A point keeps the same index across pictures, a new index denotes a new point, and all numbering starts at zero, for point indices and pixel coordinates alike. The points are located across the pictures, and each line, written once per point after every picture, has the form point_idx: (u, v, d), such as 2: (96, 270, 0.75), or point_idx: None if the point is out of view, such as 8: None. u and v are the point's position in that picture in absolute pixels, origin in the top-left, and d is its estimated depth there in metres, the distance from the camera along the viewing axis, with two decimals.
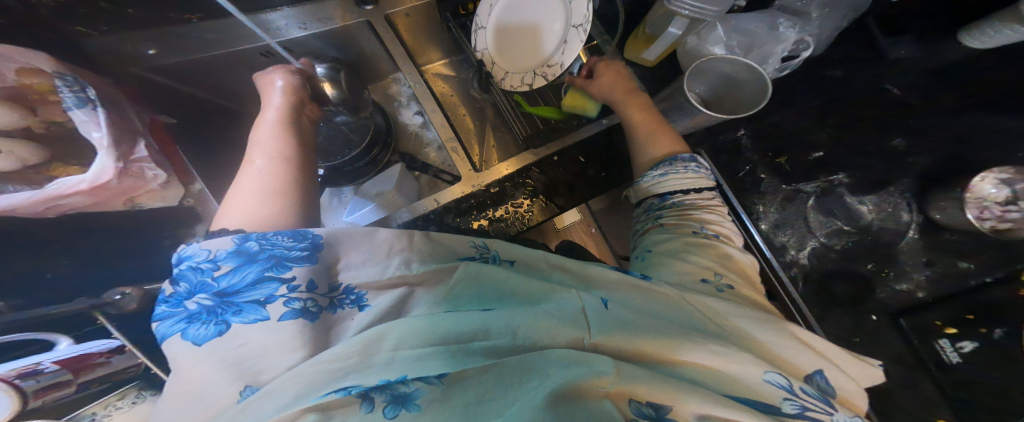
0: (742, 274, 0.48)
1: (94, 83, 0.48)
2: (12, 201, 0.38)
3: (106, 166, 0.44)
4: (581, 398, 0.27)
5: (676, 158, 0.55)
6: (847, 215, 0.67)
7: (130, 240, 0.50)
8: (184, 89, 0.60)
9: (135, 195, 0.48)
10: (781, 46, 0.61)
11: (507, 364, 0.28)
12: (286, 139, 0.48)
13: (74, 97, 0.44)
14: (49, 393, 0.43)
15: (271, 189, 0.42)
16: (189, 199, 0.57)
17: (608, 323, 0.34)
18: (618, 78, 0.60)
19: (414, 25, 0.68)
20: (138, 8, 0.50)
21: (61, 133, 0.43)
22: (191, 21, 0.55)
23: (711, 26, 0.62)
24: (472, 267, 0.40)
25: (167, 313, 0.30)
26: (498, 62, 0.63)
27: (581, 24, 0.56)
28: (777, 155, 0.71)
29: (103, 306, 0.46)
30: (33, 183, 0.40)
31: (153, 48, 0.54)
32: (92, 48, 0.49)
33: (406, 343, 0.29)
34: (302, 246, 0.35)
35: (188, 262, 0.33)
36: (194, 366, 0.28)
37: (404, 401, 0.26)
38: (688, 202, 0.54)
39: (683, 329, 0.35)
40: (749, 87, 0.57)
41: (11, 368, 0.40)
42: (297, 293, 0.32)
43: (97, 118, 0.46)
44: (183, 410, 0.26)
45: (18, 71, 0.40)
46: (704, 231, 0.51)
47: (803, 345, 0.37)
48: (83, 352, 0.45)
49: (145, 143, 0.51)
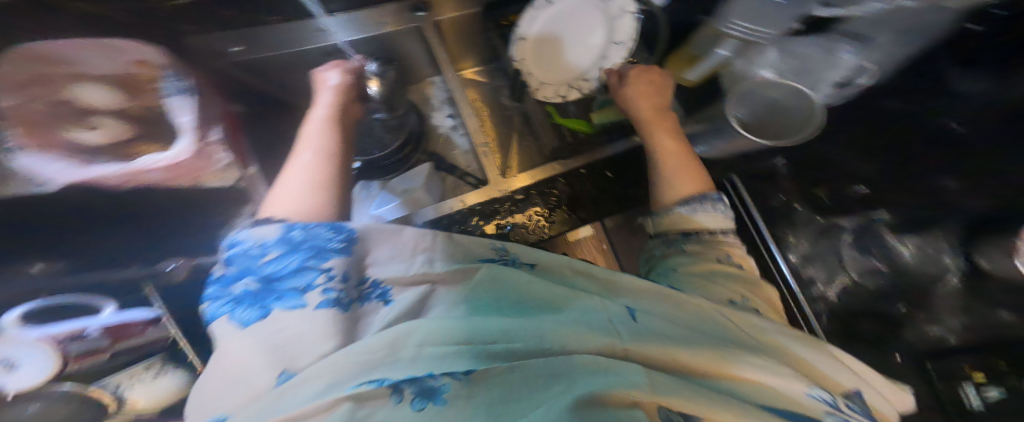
0: (769, 300, 0.46)
1: (187, 75, 0.56)
2: (102, 171, 0.44)
3: (185, 148, 0.51)
4: (614, 402, 0.27)
5: (708, 196, 0.53)
6: (884, 254, 0.62)
7: (187, 217, 0.55)
8: (252, 82, 0.65)
9: (201, 175, 0.54)
10: (834, 72, 0.59)
11: (529, 369, 0.28)
12: (330, 137, 0.50)
13: (177, 85, 0.54)
14: (85, 358, 0.46)
15: (310, 184, 0.44)
16: (243, 182, 0.60)
17: (639, 331, 0.34)
18: (647, 89, 0.59)
19: (459, 30, 0.70)
20: (232, 9, 0.58)
21: (153, 115, 0.52)
22: (273, 23, 0.62)
23: (761, 49, 0.64)
24: (492, 270, 0.39)
25: (218, 295, 0.34)
26: (533, 71, 0.65)
27: (623, 41, 0.62)
28: (815, 186, 0.68)
29: (157, 275, 0.51)
30: (119, 155, 0.47)
31: (238, 45, 0.61)
32: (190, 44, 0.57)
33: (431, 340, 0.29)
34: (339, 239, 0.37)
35: (240, 249, 0.37)
36: (235, 345, 0.30)
37: (431, 394, 0.25)
38: (711, 231, 0.52)
39: (718, 342, 0.35)
40: (797, 111, 0.60)
41: (63, 329, 0.44)
42: (333, 283, 0.33)
43: (189, 105, 0.55)
44: (223, 388, 0.28)
45: (137, 63, 0.52)
46: (727, 259, 0.49)
47: (842, 363, 0.37)
48: (123, 320, 0.48)
49: (219, 129, 0.57)
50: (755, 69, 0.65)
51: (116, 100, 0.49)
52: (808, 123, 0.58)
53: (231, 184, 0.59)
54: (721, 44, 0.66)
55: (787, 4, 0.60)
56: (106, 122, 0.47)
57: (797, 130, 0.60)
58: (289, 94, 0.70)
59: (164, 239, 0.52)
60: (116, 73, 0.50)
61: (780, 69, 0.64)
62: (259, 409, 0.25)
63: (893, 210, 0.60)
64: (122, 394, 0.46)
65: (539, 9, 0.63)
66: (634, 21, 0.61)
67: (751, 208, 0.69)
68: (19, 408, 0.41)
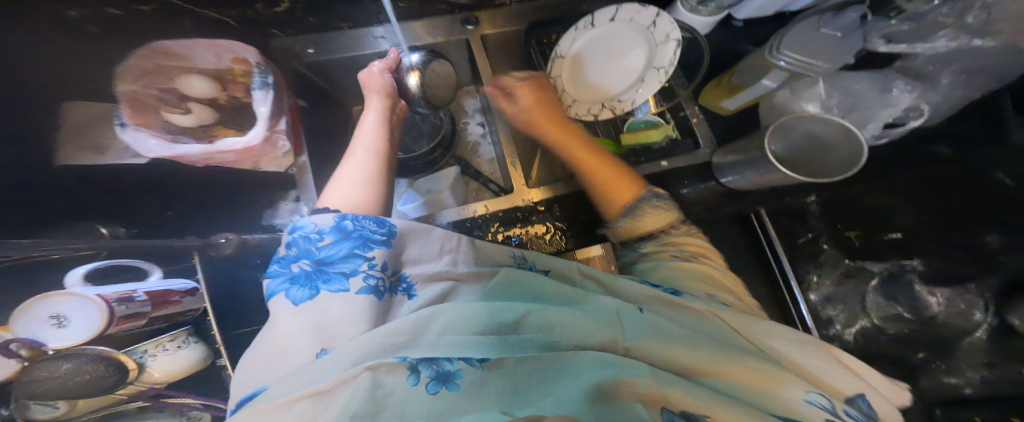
0: (736, 293, 0.50)
1: (275, 71, 0.58)
2: (192, 150, 0.47)
3: (258, 133, 0.52)
4: (622, 397, 0.29)
5: (646, 196, 0.58)
6: (910, 303, 0.66)
7: (239, 195, 0.59)
8: (319, 82, 0.69)
9: (262, 159, 0.55)
10: (885, 112, 0.59)
11: (538, 362, 0.30)
12: (381, 135, 0.55)
13: (261, 80, 0.55)
14: (128, 322, 0.41)
15: (366, 178, 0.48)
16: (294, 168, 0.61)
17: (642, 328, 0.36)
18: (535, 102, 0.63)
19: (498, 45, 0.71)
20: (316, 16, 0.62)
21: (236, 104, 0.55)
22: (342, 29, 0.65)
23: (810, 82, 0.61)
24: (512, 272, 0.41)
25: (277, 272, 0.35)
26: (569, 91, 0.66)
27: (664, 67, 0.59)
28: (846, 229, 0.70)
29: (208, 248, 0.49)
30: (199, 136, 0.51)
31: (312, 48, 0.64)
32: (274, 43, 0.63)
33: (450, 329, 0.32)
34: (382, 231, 0.39)
35: (300, 232, 0.38)
36: (287, 323, 0.31)
37: (445, 380, 0.28)
38: (665, 235, 0.57)
39: (709, 340, 0.36)
40: (839, 152, 0.54)
41: (113, 290, 0.40)
42: (374, 271, 0.36)
43: (268, 97, 0.55)
44: (273, 362, 0.29)
45: (234, 59, 0.55)
46: (683, 254, 0.54)
47: (835, 364, 0.38)
48: (166, 288, 0.45)
49: (287, 119, 0.58)
50: (800, 101, 0.62)
51: (213, 93, 0.53)
52: (856, 161, 0.52)
53: (284, 169, 0.60)
54: (766, 75, 0.59)
55: (845, 37, 0.55)
56: (198, 108, 0.51)
57: (849, 167, 0.53)
58: (341, 91, 0.75)
59: (217, 218, 0.56)
60: (215, 67, 0.54)
61: (829, 103, 0.61)
62: (297, 380, 0.26)
63: (922, 259, 0.65)
64: (143, 362, 0.42)
65: (580, 31, 0.63)
66: (676, 48, 0.57)
67: (776, 242, 0.70)
68: (53, 365, 0.36)
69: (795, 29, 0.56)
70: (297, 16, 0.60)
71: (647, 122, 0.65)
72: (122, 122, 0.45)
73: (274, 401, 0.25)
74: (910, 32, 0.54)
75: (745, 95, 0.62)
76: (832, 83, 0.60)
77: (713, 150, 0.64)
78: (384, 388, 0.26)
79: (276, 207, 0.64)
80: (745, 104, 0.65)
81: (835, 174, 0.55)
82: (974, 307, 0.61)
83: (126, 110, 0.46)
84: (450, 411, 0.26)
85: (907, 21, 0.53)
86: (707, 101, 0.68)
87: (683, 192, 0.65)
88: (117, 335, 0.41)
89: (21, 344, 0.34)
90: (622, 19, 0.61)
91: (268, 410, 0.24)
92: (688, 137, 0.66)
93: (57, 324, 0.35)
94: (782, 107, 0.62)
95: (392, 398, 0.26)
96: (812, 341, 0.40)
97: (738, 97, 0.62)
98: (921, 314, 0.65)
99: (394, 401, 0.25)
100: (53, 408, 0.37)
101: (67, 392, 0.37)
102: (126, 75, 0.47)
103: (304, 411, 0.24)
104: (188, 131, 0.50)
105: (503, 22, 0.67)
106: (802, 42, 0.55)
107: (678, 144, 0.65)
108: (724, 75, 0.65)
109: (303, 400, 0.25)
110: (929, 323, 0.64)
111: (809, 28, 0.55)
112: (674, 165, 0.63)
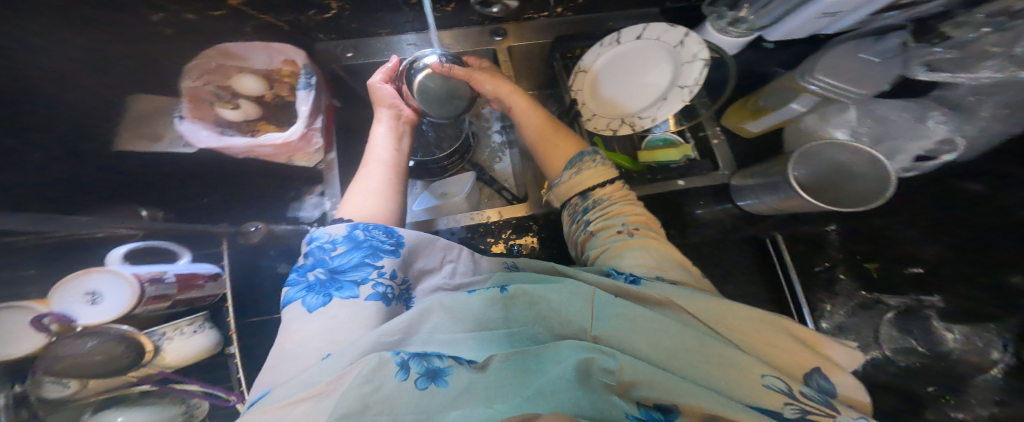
0: (683, 267, 0.44)
1: (314, 72, 0.62)
2: (236, 143, 0.55)
3: (297, 131, 0.57)
4: (595, 377, 0.28)
5: (585, 153, 0.54)
6: (925, 338, 0.62)
7: (267, 184, 0.67)
8: (354, 85, 0.72)
9: (294, 154, 0.60)
10: (919, 143, 0.55)
11: (523, 356, 0.30)
12: (393, 146, 0.57)
13: (306, 82, 0.60)
14: (153, 303, 0.43)
15: (379, 189, 0.50)
16: (322, 164, 0.65)
17: (607, 317, 0.34)
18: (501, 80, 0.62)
19: (525, 58, 0.73)
20: (358, 23, 0.65)
21: (279, 103, 0.66)
22: (381, 34, 0.68)
23: (839, 107, 0.58)
24: (503, 275, 0.41)
25: (296, 280, 0.38)
26: (589, 103, 0.66)
27: (688, 85, 0.58)
28: (865, 259, 0.68)
29: (238, 234, 0.54)
30: (244, 129, 0.62)
31: (351, 52, 0.68)
32: (317, 47, 0.68)
33: (442, 328, 0.34)
34: (391, 242, 0.40)
35: (316, 242, 0.40)
36: (300, 328, 0.34)
37: (434, 376, 0.28)
38: (604, 198, 0.50)
39: (665, 327, 0.33)
40: (863, 181, 0.53)
41: (147, 270, 0.42)
42: (383, 279, 0.38)
43: (310, 97, 0.59)
44: (282, 366, 0.31)
45: (285, 61, 0.62)
46: (626, 228, 0.48)
47: (794, 340, 0.34)
48: (192, 272, 0.48)
49: (323, 118, 0.62)
50: (829, 127, 0.59)
51: (263, 91, 0.63)
52: (881, 186, 0.51)
53: (314, 164, 0.64)
54: (795, 98, 0.58)
55: (879, 62, 0.55)
56: (245, 103, 0.61)
57: (868, 201, 0.54)
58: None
59: (251, 208, 0.65)
60: (267, 67, 0.63)
61: (859, 130, 0.58)
62: (299, 382, 0.28)
63: (942, 296, 0.61)
64: (160, 345, 0.44)
65: (604, 47, 0.64)
66: (704, 67, 0.56)
67: (789, 268, 0.69)
68: (76, 343, 0.38)
69: (833, 53, 0.57)
70: (342, 22, 0.64)
71: (665, 139, 0.66)
72: (182, 115, 0.56)
73: (280, 402, 0.27)
74: (953, 62, 0.50)
75: (770, 117, 0.62)
76: (864, 109, 0.57)
77: (733, 172, 0.64)
78: (373, 383, 0.26)
79: (300, 201, 0.69)
80: (770, 127, 0.65)
81: (857, 205, 0.55)
82: (990, 346, 0.55)
83: (185, 103, 0.57)
84: (437, 407, 0.26)
85: (952, 50, 0.50)
86: (730, 122, 0.69)
87: (699, 213, 0.66)
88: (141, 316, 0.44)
89: (53, 318, 0.37)
90: (648, 39, 0.62)
91: (274, 411, 0.26)
92: (708, 159, 0.67)
93: (91, 301, 0.38)
94: (807, 132, 0.61)
95: (381, 394, 0.26)
96: (771, 317, 0.36)
97: (763, 119, 0.63)
98: (936, 351, 0.60)
99: (382, 397, 0.26)
100: (64, 386, 0.39)
101: (82, 370, 0.39)
102: (189, 75, 0.58)
103: (304, 412, 0.26)
104: (234, 124, 0.61)
105: (532, 34, 0.70)
106: (835, 67, 0.56)
107: (695, 164, 0.65)
108: (751, 96, 0.65)
109: (304, 401, 0.26)
110: (943, 356, 0.60)
111: (847, 53, 0.56)
112: (691, 185, 0.64)
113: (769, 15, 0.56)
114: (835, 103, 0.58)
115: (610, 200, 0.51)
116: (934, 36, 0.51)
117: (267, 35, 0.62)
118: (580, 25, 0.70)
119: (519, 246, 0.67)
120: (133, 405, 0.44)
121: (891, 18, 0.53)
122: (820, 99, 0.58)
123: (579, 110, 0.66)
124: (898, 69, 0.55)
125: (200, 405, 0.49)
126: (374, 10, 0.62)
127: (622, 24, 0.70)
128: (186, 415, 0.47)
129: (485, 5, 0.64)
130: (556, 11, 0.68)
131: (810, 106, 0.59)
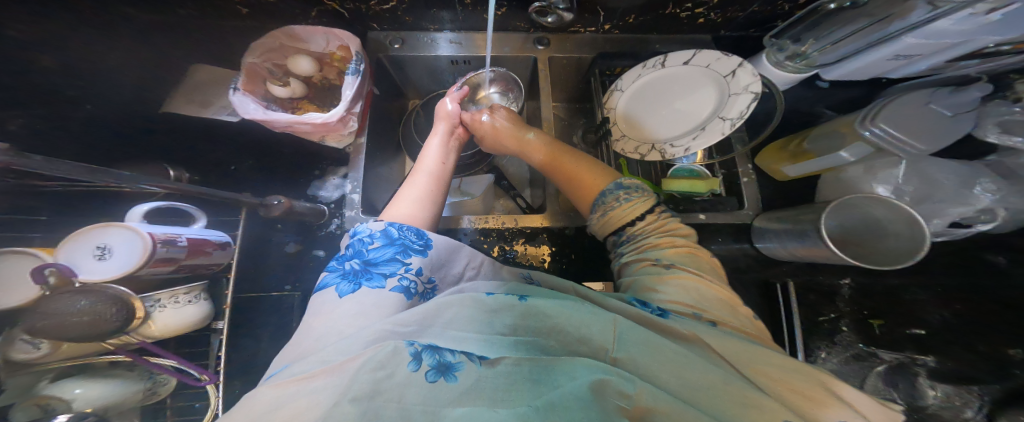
0: (727, 304, 0.40)
1: (363, 56, 0.61)
2: (280, 117, 0.55)
3: (337, 113, 0.56)
4: (609, 398, 0.27)
5: (606, 193, 0.52)
6: (908, 392, 0.62)
7: (286, 161, 0.68)
8: (393, 74, 0.73)
9: (328, 134, 0.61)
10: (959, 209, 0.55)
11: (535, 364, 0.28)
12: (441, 159, 0.57)
13: (356, 68, 0.59)
14: (160, 266, 0.42)
15: (417, 196, 0.50)
16: (352, 147, 0.64)
17: (639, 343, 0.31)
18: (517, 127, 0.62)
19: (564, 70, 0.73)
20: (413, 17, 0.64)
21: (324, 86, 0.68)
22: (430, 30, 0.68)
23: (890, 162, 0.57)
24: (519, 285, 0.38)
25: (333, 267, 0.38)
26: (620, 123, 0.64)
27: (732, 119, 0.56)
28: (871, 315, 0.65)
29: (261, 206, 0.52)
30: (287, 108, 0.64)
31: (398, 44, 0.68)
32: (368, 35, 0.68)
33: (455, 325, 0.32)
34: (421, 243, 0.41)
35: (357, 235, 0.41)
36: (326, 312, 0.33)
37: (445, 370, 0.27)
38: (638, 234, 0.49)
39: (692, 363, 0.30)
40: (897, 242, 0.52)
41: (162, 231, 0.42)
42: (410, 275, 0.37)
43: (354, 80, 0.59)
44: (304, 345, 0.31)
45: (340, 47, 0.62)
46: (660, 262, 0.45)
47: (830, 395, 0.30)
48: (203, 237, 0.48)
49: (362, 105, 0.61)
50: (872, 182, 0.58)
51: (313, 73, 0.65)
52: (915, 249, 0.49)
53: (344, 146, 0.64)
54: (846, 146, 0.57)
55: (952, 116, 0.55)
56: (295, 82, 0.63)
57: (897, 261, 0.52)
58: (410, 87, 0.78)
59: (275, 183, 0.67)
60: (322, 50, 0.63)
61: (902, 188, 0.57)
62: (317, 359, 0.27)
63: (936, 357, 0.61)
64: (151, 311, 0.43)
65: (647, 68, 0.64)
66: (751, 101, 0.55)
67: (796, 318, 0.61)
68: (71, 300, 0.35)
69: (900, 102, 0.54)
70: (397, 14, 0.63)
71: (690, 171, 0.65)
72: (236, 87, 0.58)
73: (298, 375, 0.26)
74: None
75: (816, 163, 0.61)
76: (915, 168, 0.57)
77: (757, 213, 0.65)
78: (386, 369, 0.26)
79: (323, 180, 0.69)
80: (809, 173, 0.64)
81: (884, 263, 0.53)
82: (967, 404, 0.58)
83: (241, 77, 0.59)
84: (441, 403, 0.25)
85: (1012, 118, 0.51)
86: (764, 162, 0.69)
87: (716, 248, 0.65)
88: (144, 277, 0.42)
89: (55, 271, 0.36)
90: (696, 65, 0.62)
91: (288, 385, 0.26)
92: (735, 196, 0.67)
93: (97, 255, 0.38)
94: (848, 184, 0.60)
95: (392, 381, 0.25)
96: (802, 368, 0.32)
97: (808, 164, 0.61)
98: (913, 404, 0.61)
99: (392, 385, 0.25)
100: (34, 348, 0.38)
101: (64, 332, 0.36)
102: (254, 51, 0.59)
103: (315, 390, 0.25)
104: (279, 100, 0.64)
105: (576, 49, 0.70)
106: (900, 117, 0.54)
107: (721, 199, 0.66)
108: (796, 138, 0.64)
109: (318, 378, 0.26)
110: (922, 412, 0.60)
111: (920, 101, 0.54)
112: (713, 220, 0.64)
113: (833, 53, 0.57)
114: (894, 157, 0.57)
115: (645, 234, 0.48)
116: (1011, 94, 0.52)
117: (328, 19, 0.63)
118: (626, 45, 0.70)
119: (529, 256, 0.65)
120: (98, 376, 0.43)
121: (969, 67, 0.54)
122: (876, 148, 0.56)
123: (611, 129, 0.65)
124: (971, 125, 0.56)
125: (167, 382, 0.49)
126: (426, 6, 0.62)
127: (668, 49, 0.70)
128: (149, 391, 0.47)
129: (541, 14, 0.63)
130: (603, 29, 0.69)
131: (859, 156, 0.57)
